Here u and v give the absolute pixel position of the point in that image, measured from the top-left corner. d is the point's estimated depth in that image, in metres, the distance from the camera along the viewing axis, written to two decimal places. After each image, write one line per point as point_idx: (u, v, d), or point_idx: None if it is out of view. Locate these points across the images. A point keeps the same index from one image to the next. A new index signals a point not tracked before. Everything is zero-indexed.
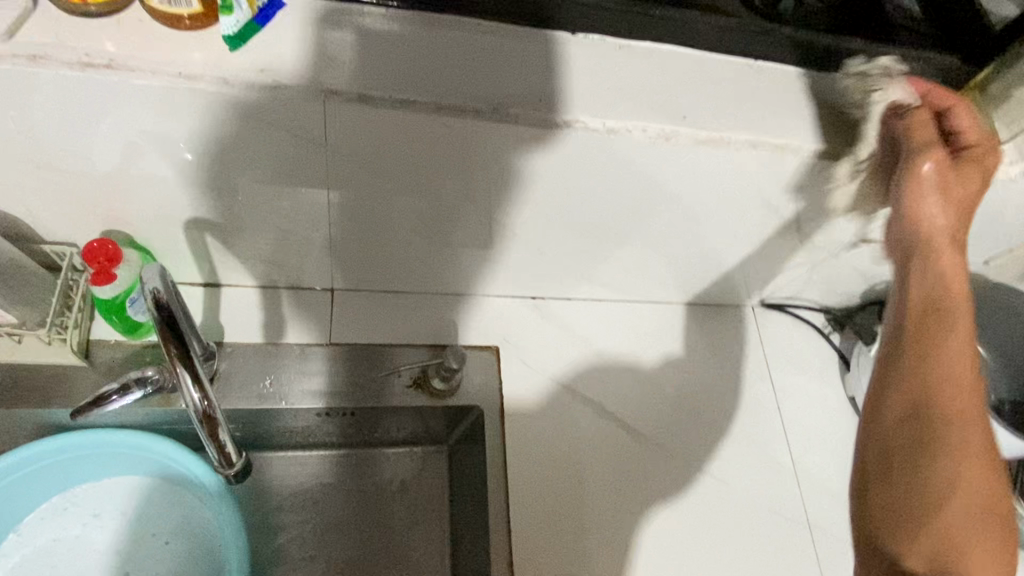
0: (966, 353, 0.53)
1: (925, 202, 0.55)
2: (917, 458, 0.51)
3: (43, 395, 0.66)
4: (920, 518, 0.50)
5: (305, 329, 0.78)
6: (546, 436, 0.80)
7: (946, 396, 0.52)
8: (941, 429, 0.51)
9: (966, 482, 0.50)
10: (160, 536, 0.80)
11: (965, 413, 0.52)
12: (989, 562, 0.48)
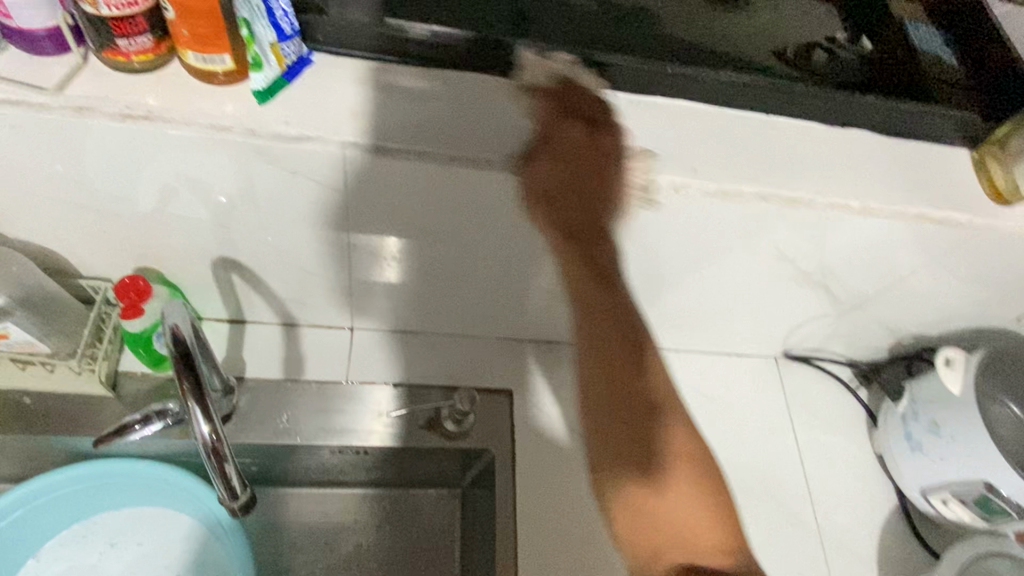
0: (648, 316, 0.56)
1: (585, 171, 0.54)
2: (649, 402, 0.55)
3: (70, 422, 0.68)
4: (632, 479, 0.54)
5: (324, 366, 0.79)
6: (560, 483, 0.79)
7: (655, 383, 0.56)
8: (660, 409, 0.56)
9: (678, 461, 0.55)
10: (173, 568, 0.81)
11: (644, 376, 0.55)
12: (703, 519, 0.54)
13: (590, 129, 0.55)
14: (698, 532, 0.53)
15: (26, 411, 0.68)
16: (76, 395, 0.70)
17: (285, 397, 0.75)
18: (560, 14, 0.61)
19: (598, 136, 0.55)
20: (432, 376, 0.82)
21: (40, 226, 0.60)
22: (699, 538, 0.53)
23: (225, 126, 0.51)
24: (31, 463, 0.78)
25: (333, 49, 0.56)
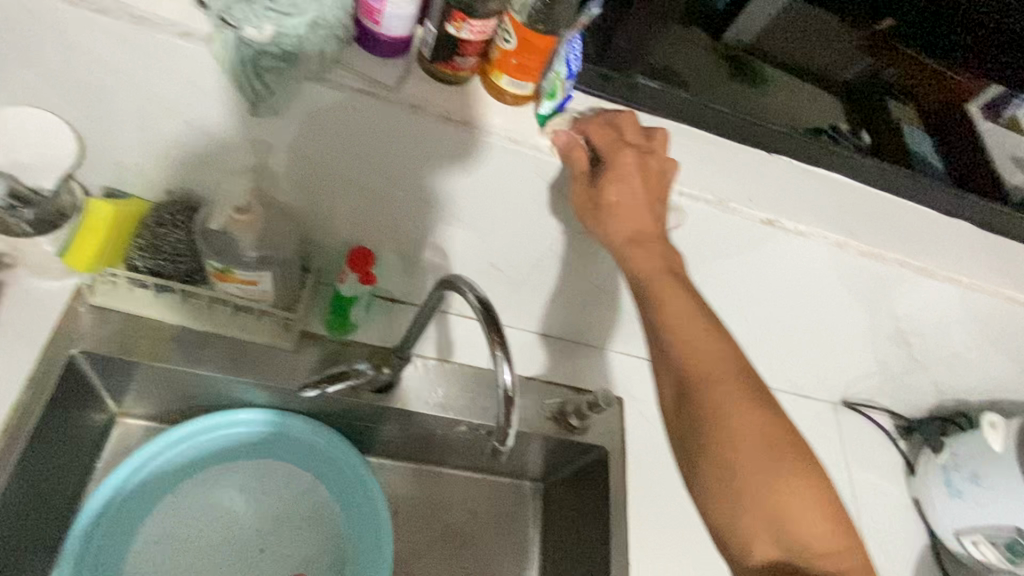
0: (697, 313, 0.61)
1: (620, 190, 0.60)
2: (705, 422, 0.58)
3: (259, 368, 0.76)
4: (732, 475, 0.57)
5: (467, 352, 0.88)
6: (662, 484, 0.88)
7: (721, 383, 0.59)
8: (728, 415, 0.58)
9: (750, 452, 0.58)
10: (295, 520, 0.87)
11: (729, 381, 0.59)
12: (811, 512, 0.57)
13: (641, 150, 0.61)
14: (799, 520, 0.57)
15: (219, 353, 0.76)
16: (264, 344, 0.77)
17: (442, 375, 0.85)
18: (704, 105, 0.69)
19: (635, 177, 0.60)
20: (555, 375, 0.91)
21: (291, 193, 0.68)
22: (797, 522, 0.57)
23: (516, 140, 0.60)
24: (185, 403, 0.85)
25: (593, 91, 0.65)
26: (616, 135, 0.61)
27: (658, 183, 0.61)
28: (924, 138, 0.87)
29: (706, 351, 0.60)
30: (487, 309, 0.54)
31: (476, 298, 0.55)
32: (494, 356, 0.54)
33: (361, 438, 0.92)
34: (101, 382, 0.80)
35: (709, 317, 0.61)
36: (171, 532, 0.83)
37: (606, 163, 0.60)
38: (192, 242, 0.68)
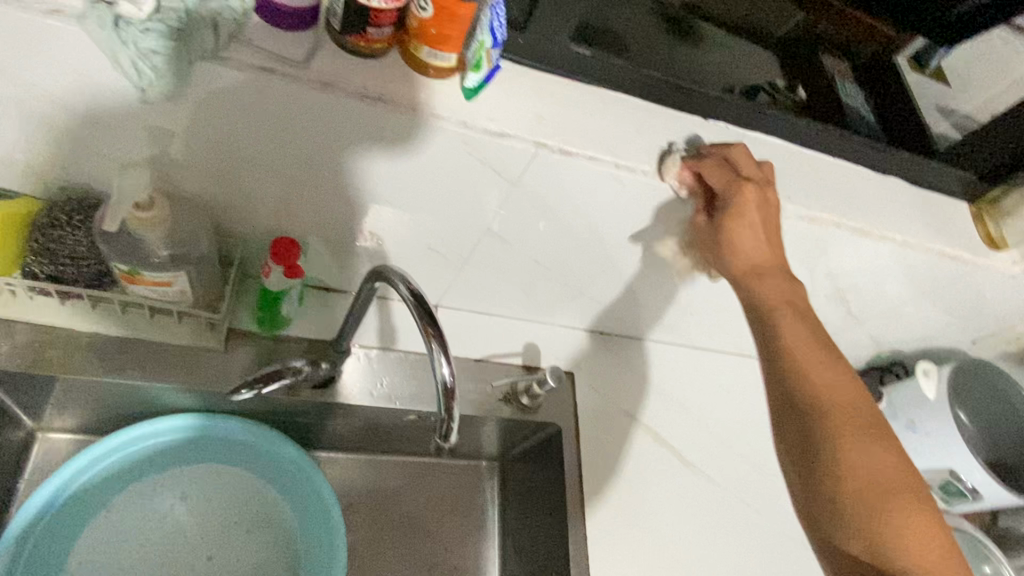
0: (813, 347, 0.64)
1: (739, 228, 0.66)
2: (834, 447, 0.59)
3: (184, 372, 0.71)
4: (864, 499, 0.57)
5: (411, 339, 0.85)
6: (616, 456, 0.88)
7: (840, 414, 0.60)
8: (849, 438, 0.59)
9: (872, 478, 0.58)
10: (243, 525, 0.83)
11: (856, 413, 0.61)
12: (922, 531, 0.57)
13: (737, 180, 0.65)
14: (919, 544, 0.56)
15: (138, 358, 0.71)
16: (187, 346, 0.72)
17: (388, 365, 0.82)
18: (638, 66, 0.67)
19: (754, 214, 0.66)
20: (504, 356, 0.89)
21: (203, 184, 0.63)
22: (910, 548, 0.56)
23: (443, 117, 0.57)
24: (109, 413, 0.79)
25: (524, 59, 0.62)
26: (732, 171, 0.66)
27: (773, 215, 0.67)
28: (858, 93, 0.84)
29: (838, 385, 0.62)
30: (420, 299, 0.51)
31: (409, 289, 0.52)
32: (431, 349, 0.51)
33: (308, 434, 0.89)
34: (9, 399, 0.73)
35: (819, 343, 0.64)
36: (108, 550, 0.78)
37: (723, 200, 0.66)
38: (94, 243, 0.62)
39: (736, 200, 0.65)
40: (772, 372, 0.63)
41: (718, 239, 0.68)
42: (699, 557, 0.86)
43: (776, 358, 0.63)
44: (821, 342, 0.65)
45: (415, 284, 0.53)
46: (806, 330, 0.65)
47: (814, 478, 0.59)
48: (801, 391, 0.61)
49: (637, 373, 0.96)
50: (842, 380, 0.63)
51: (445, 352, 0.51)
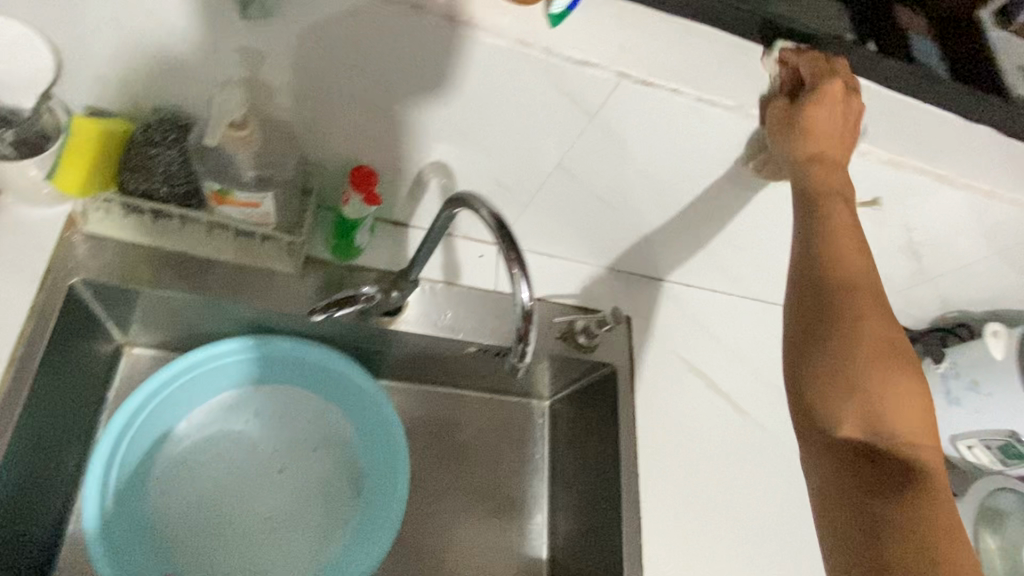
0: (857, 240, 0.57)
1: (823, 112, 0.59)
2: (842, 317, 0.55)
3: (264, 294, 0.75)
4: (849, 391, 0.55)
5: (474, 275, 0.87)
6: (670, 399, 0.90)
7: (864, 301, 0.56)
8: (861, 323, 0.55)
9: (875, 373, 0.55)
10: (310, 444, 0.88)
11: (875, 305, 0.56)
12: (909, 408, 0.56)
13: (827, 66, 0.61)
14: (904, 430, 0.56)
15: (223, 279, 0.74)
16: (266, 270, 0.75)
17: (452, 299, 0.84)
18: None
19: (836, 89, 0.59)
20: (563, 296, 0.90)
21: (288, 109, 0.64)
22: (896, 420, 0.55)
23: (528, 43, 0.56)
24: (192, 332, 0.84)
25: None
26: (837, 70, 0.61)
27: (855, 125, 0.61)
28: (953, 40, 0.79)
29: (870, 280, 0.57)
30: (501, 225, 0.53)
31: (490, 215, 0.53)
32: (512, 275, 0.52)
33: (371, 362, 0.92)
34: (104, 313, 0.78)
35: (857, 229, 0.58)
36: (190, 454, 0.84)
37: (812, 86, 0.60)
38: (186, 163, 0.64)
39: (827, 82, 0.59)
40: (802, 232, 0.59)
41: (779, 134, 0.61)
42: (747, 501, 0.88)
43: (811, 227, 0.58)
44: (864, 242, 0.58)
45: (495, 209, 0.54)
46: (847, 210, 0.59)
47: (816, 345, 0.56)
48: (825, 257, 0.57)
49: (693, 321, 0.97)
50: (869, 266, 0.58)
51: (523, 273, 0.52)
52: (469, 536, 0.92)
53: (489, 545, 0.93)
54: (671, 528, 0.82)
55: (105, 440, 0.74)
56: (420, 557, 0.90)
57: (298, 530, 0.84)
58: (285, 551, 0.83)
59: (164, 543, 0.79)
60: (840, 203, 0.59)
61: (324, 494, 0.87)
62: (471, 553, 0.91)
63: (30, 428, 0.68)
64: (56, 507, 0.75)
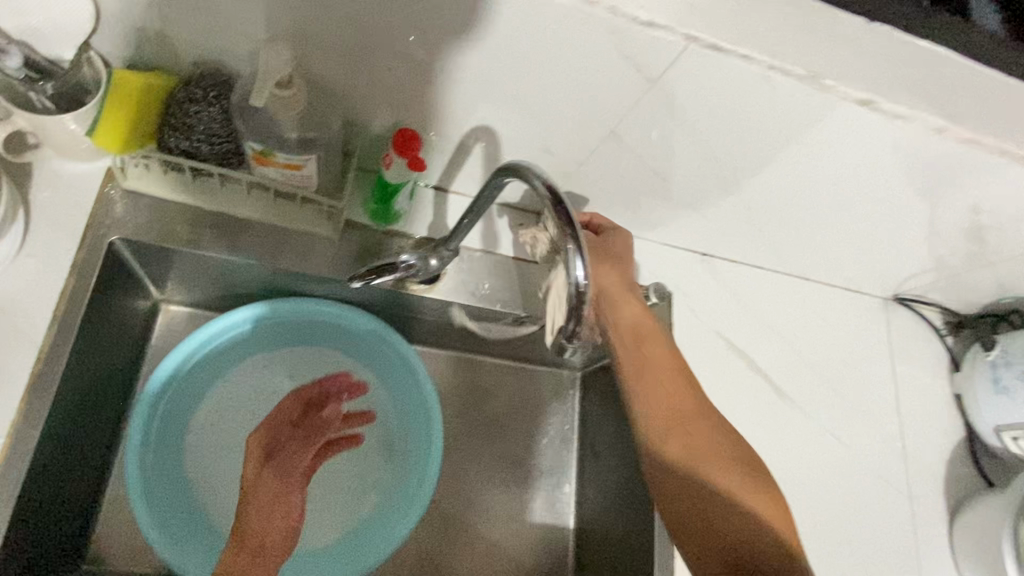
0: (669, 372, 0.68)
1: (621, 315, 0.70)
2: (687, 462, 0.63)
3: (304, 258, 0.74)
4: (715, 528, 0.60)
5: (513, 245, 0.84)
6: (708, 377, 0.88)
7: (706, 448, 0.64)
8: (700, 457, 0.64)
9: (724, 507, 0.61)
10: (345, 406, 0.88)
11: (704, 447, 0.64)
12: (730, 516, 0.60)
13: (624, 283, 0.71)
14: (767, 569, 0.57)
15: (261, 241, 0.73)
16: (306, 234, 0.74)
17: (490, 269, 0.83)
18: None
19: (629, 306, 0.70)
20: None
21: (332, 66, 0.61)
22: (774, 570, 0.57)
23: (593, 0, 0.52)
24: (228, 292, 0.83)
25: None
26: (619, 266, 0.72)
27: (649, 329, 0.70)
28: None
29: (681, 399, 0.66)
30: (557, 198, 0.50)
31: (545, 186, 0.51)
32: (566, 250, 0.50)
33: (405, 328, 0.92)
34: (142, 271, 0.77)
35: (680, 374, 0.68)
36: (226, 413, 0.84)
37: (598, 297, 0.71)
38: (227, 120, 0.62)
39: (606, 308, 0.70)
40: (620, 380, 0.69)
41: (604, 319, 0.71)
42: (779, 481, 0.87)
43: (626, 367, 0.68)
44: (689, 380, 0.68)
45: (551, 181, 0.51)
46: (660, 346, 0.69)
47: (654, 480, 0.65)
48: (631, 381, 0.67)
49: (736, 297, 0.94)
50: (694, 408, 0.66)
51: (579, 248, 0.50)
52: (497, 503, 0.93)
53: (517, 512, 0.93)
54: None
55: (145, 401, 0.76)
56: (448, 520, 0.91)
57: (333, 490, 0.85)
58: (321, 510, 0.83)
59: (203, 500, 0.80)
60: (645, 325, 0.69)
61: (358, 456, 0.87)
62: (499, 519, 0.92)
63: (73, 383, 0.68)
64: (98, 459, 0.76)
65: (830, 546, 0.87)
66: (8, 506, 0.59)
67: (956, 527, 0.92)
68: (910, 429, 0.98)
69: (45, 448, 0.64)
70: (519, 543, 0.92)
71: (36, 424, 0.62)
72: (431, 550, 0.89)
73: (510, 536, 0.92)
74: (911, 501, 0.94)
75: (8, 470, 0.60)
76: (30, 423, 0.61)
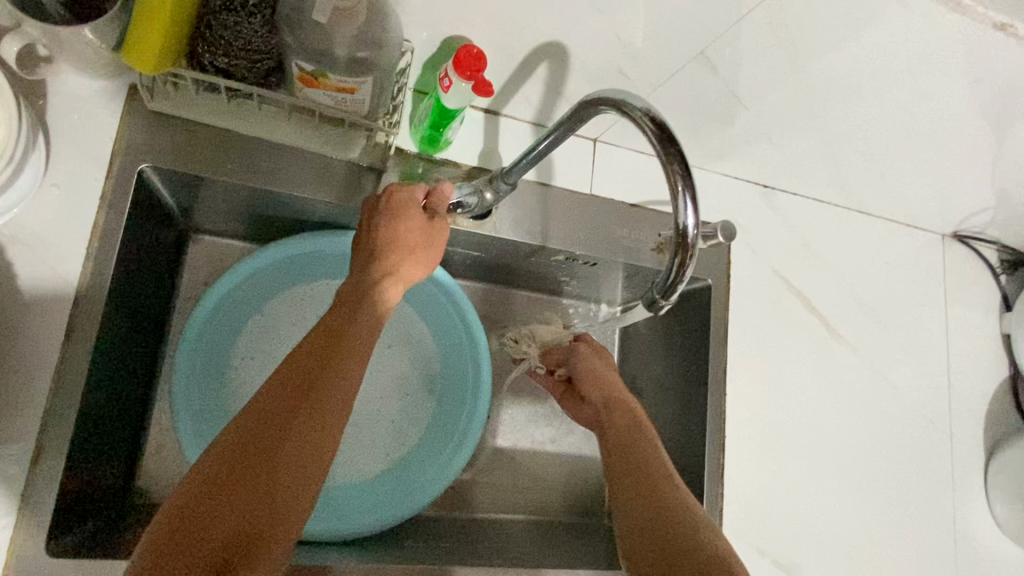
0: (620, 397, 0.80)
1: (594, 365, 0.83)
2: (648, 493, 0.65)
3: (351, 189, 0.69)
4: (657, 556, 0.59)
5: (570, 175, 0.78)
6: (761, 316, 0.85)
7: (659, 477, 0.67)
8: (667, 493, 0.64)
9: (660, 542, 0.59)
10: (385, 340, 0.85)
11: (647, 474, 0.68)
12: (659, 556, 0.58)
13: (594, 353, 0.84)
14: None
15: (305, 170, 0.67)
16: (352, 164, 0.68)
17: (545, 203, 0.77)
18: None
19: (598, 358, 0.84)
20: (661, 202, 0.82)
21: None
22: None
23: None
24: (264, 223, 0.78)
25: None
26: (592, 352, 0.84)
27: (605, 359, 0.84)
28: None
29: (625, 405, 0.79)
30: (667, 135, 0.47)
31: (651, 120, 0.47)
32: (676, 193, 0.47)
33: (447, 263, 0.87)
34: (171, 200, 0.71)
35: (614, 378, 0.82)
36: (265, 350, 0.80)
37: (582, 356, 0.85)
38: (270, 32, 0.55)
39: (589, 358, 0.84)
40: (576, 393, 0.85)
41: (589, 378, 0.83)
42: (823, 419, 0.86)
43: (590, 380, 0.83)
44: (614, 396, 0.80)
45: (655, 110, 0.47)
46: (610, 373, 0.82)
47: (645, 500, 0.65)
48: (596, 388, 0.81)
49: (794, 233, 0.89)
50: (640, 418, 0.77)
51: (689, 191, 0.47)
52: (538, 436, 0.92)
53: (557, 446, 0.93)
54: (750, 443, 0.81)
55: (186, 340, 0.71)
56: (490, 454, 0.89)
57: (379, 428, 0.83)
58: (368, 447, 0.81)
59: None
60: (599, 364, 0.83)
61: (401, 392, 0.85)
62: (539, 452, 0.92)
63: (114, 315, 0.64)
64: (141, 392, 0.73)
65: (873, 484, 0.87)
66: (65, 440, 0.57)
67: (994, 466, 0.92)
68: (956, 369, 0.96)
69: (94, 383, 0.61)
70: (559, 476, 0.92)
71: (84, 362, 0.59)
72: (475, 480, 0.88)
73: (549, 470, 0.92)
74: (951, 440, 0.93)
75: (62, 403, 0.57)
76: (77, 357, 0.58)
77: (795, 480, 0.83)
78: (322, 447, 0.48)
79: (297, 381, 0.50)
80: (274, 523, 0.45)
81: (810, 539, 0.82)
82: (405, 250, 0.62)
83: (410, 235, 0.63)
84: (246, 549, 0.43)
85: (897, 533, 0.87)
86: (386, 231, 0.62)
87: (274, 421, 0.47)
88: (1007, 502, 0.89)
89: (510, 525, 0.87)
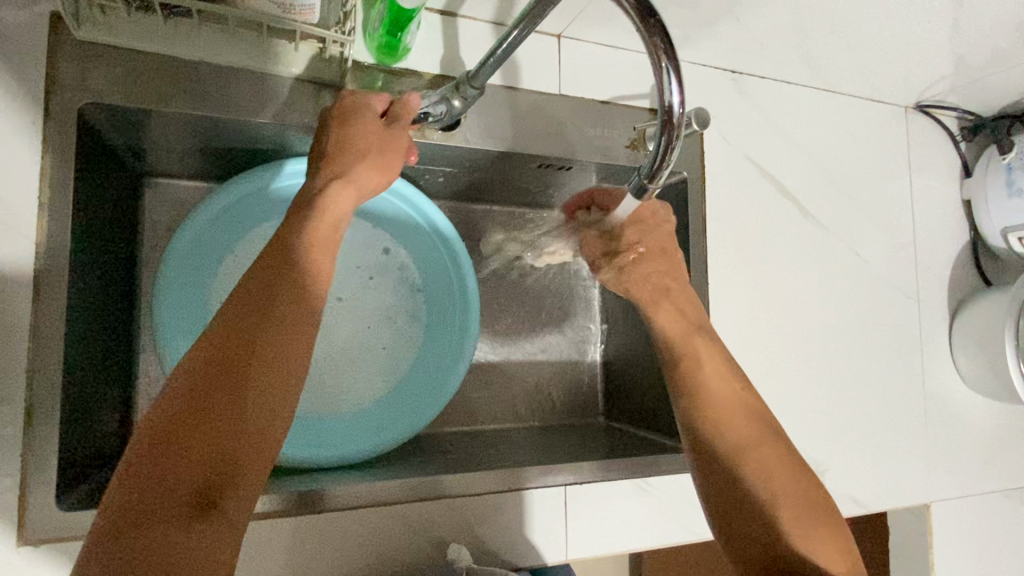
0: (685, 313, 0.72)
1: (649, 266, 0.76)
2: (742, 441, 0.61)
3: (310, 109, 0.65)
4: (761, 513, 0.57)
5: (537, 77, 0.76)
6: (739, 204, 0.86)
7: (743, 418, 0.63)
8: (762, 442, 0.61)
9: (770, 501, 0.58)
10: (367, 270, 0.84)
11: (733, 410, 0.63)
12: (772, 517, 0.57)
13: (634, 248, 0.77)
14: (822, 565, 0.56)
15: (257, 92, 0.63)
16: (305, 81, 0.65)
17: (514, 107, 0.74)
18: None
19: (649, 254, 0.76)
20: (631, 97, 0.80)
21: None
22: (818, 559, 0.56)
23: None
24: (222, 157, 0.74)
25: None
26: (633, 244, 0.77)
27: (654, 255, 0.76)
28: None
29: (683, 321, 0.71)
30: (646, 8, 0.45)
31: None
32: (660, 70, 0.47)
33: (418, 181, 0.85)
34: (120, 141, 0.67)
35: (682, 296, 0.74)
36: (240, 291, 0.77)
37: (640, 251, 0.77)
38: None
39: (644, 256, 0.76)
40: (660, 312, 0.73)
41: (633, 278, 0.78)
42: (801, 298, 0.89)
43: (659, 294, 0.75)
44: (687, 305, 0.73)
45: None
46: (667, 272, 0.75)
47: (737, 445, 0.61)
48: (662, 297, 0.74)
49: (764, 117, 0.89)
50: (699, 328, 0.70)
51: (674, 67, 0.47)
52: (531, 345, 0.94)
53: (550, 352, 0.95)
54: (734, 329, 0.84)
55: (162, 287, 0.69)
56: (487, 368, 0.91)
57: (372, 357, 0.83)
58: (364, 377, 0.81)
59: None
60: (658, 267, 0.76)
61: (390, 320, 0.85)
62: (534, 359, 0.93)
63: (81, 268, 0.61)
64: (123, 345, 0.71)
65: (850, 354, 0.92)
66: (55, 400, 0.56)
67: (958, 325, 0.97)
68: (921, 237, 1.00)
69: (74, 340, 0.59)
70: (556, 380, 0.94)
71: (60, 319, 0.56)
72: (476, 394, 0.90)
73: (546, 375, 0.94)
74: (919, 305, 0.98)
75: (47, 364, 0.55)
76: (53, 315, 0.56)
77: (777, 358, 0.86)
78: (302, 362, 0.49)
79: (261, 295, 0.49)
80: (259, 438, 0.45)
81: (796, 410, 0.87)
82: (359, 157, 0.60)
83: (362, 143, 0.61)
84: (236, 465, 0.43)
85: (874, 396, 0.92)
86: (342, 137, 0.61)
87: (247, 336, 0.46)
88: (969, 356, 0.95)
89: (515, 431, 0.90)
